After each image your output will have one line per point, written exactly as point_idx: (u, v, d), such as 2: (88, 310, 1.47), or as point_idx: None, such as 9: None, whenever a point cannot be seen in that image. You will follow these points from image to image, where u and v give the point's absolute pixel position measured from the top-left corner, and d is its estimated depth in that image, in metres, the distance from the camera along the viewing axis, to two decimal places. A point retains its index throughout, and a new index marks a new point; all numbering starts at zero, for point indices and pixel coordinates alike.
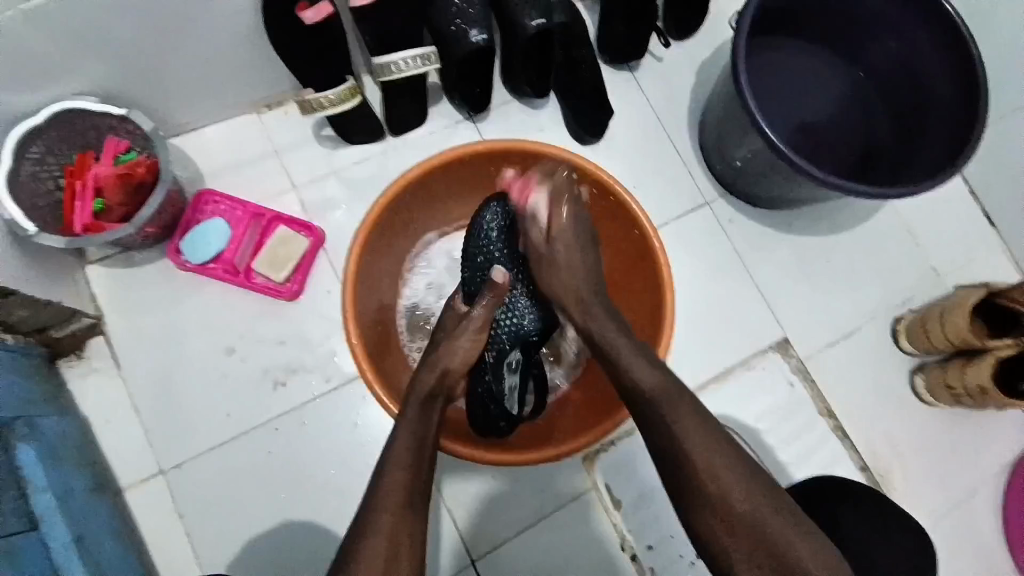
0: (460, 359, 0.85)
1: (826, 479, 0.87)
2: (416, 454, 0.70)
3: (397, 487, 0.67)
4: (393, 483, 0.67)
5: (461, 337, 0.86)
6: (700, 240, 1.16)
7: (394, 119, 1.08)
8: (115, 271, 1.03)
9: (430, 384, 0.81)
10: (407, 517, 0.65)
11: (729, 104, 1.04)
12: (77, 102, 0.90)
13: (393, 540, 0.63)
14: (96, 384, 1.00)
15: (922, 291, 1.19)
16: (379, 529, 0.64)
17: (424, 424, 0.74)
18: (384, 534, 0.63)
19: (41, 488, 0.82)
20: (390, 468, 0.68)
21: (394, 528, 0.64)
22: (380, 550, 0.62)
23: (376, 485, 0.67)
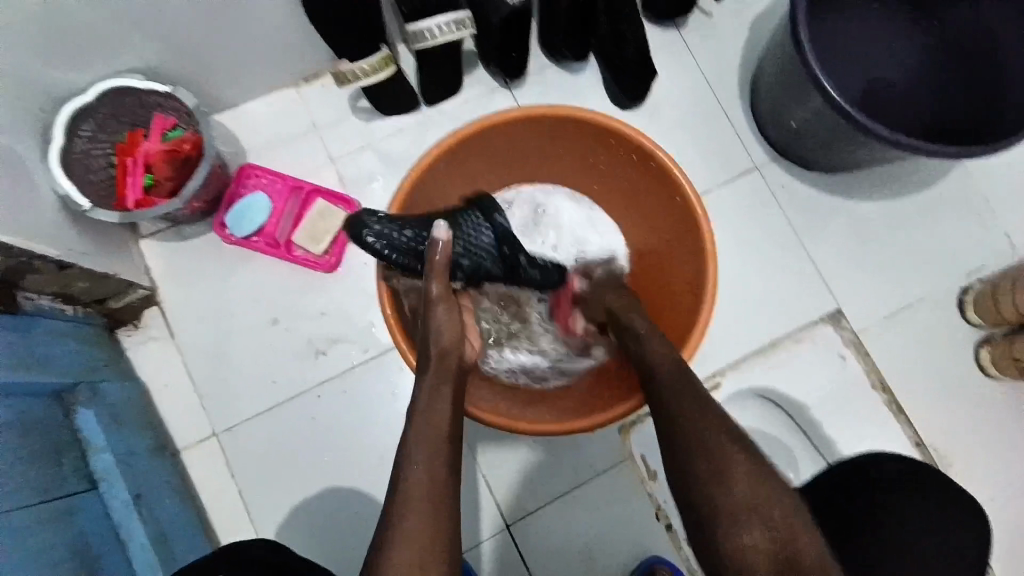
0: (451, 331, 0.78)
1: (867, 458, 0.81)
2: (430, 453, 0.66)
3: (419, 487, 0.64)
4: (415, 481, 0.64)
5: (438, 312, 0.78)
6: (747, 207, 1.11)
7: (429, 88, 1.06)
8: (165, 244, 1.07)
9: (435, 373, 0.74)
10: (429, 507, 0.63)
11: (786, 61, 0.98)
12: (125, 82, 0.93)
13: (420, 535, 0.61)
14: (152, 352, 1.05)
15: (992, 260, 1.11)
16: (401, 529, 0.61)
17: (433, 416, 0.70)
18: (408, 539, 0.60)
19: (101, 450, 0.88)
20: (413, 474, 0.65)
21: (424, 530, 0.61)
22: (413, 545, 0.60)
23: (396, 488, 0.64)
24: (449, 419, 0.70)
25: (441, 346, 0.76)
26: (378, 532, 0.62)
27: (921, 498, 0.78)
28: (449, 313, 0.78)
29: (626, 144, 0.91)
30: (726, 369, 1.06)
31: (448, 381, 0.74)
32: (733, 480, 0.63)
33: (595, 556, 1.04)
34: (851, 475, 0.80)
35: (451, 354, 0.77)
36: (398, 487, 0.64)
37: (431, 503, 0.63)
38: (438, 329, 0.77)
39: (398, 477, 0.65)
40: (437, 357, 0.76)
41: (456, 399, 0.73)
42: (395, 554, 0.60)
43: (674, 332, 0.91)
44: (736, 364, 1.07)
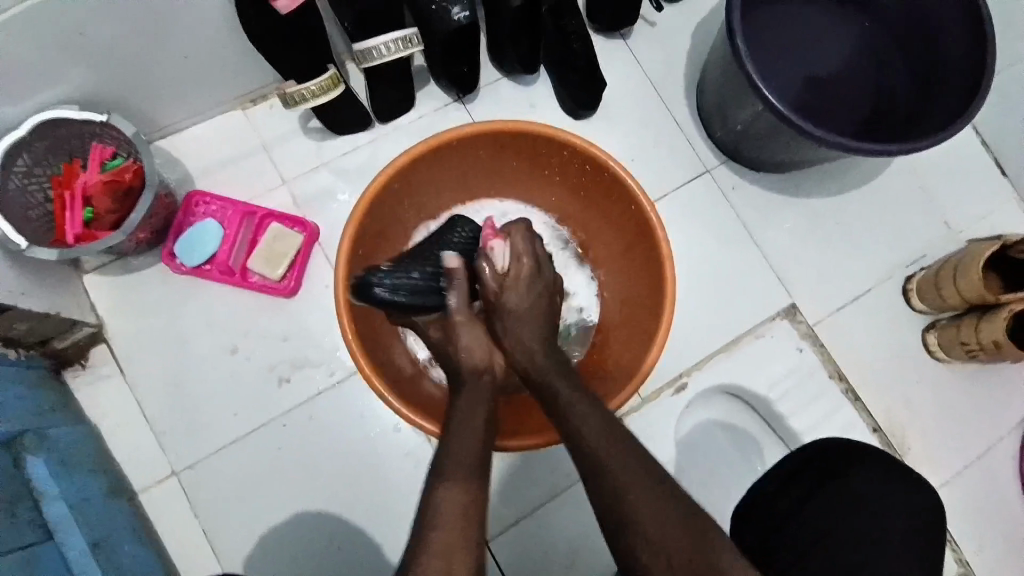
0: (475, 347, 0.83)
1: (831, 442, 0.83)
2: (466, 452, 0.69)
3: (455, 497, 0.64)
4: (447, 499, 0.63)
5: (461, 332, 0.84)
6: (703, 209, 1.13)
7: (381, 106, 1.06)
8: (113, 278, 1.03)
9: (470, 385, 0.79)
10: (469, 503, 0.64)
11: (727, 67, 1.01)
12: (58, 112, 0.88)
13: (460, 542, 0.61)
14: (104, 391, 1.00)
15: (933, 247, 1.16)
16: (432, 542, 0.60)
17: (470, 429, 0.72)
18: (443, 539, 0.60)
19: (54, 497, 0.83)
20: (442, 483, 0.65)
21: (462, 530, 0.61)
22: (452, 544, 0.60)
23: (430, 501, 0.64)
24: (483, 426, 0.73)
25: (471, 362, 0.82)
26: (415, 537, 0.62)
27: (874, 485, 0.80)
28: (473, 332, 0.84)
29: (578, 155, 0.93)
30: (692, 369, 1.08)
31: (482, 401, 0.77)
32: (637, 519, 0.62)
33: (577, 564, 1.04)
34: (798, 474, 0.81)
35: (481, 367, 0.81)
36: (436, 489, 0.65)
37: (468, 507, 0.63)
38: (466, 348, 0.83)
39: (432, 484, 0.65)
40: (469, 372, 0.81)
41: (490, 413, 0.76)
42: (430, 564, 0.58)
43: (638, 334, 0.92)
44: (700, 364, 1.09)
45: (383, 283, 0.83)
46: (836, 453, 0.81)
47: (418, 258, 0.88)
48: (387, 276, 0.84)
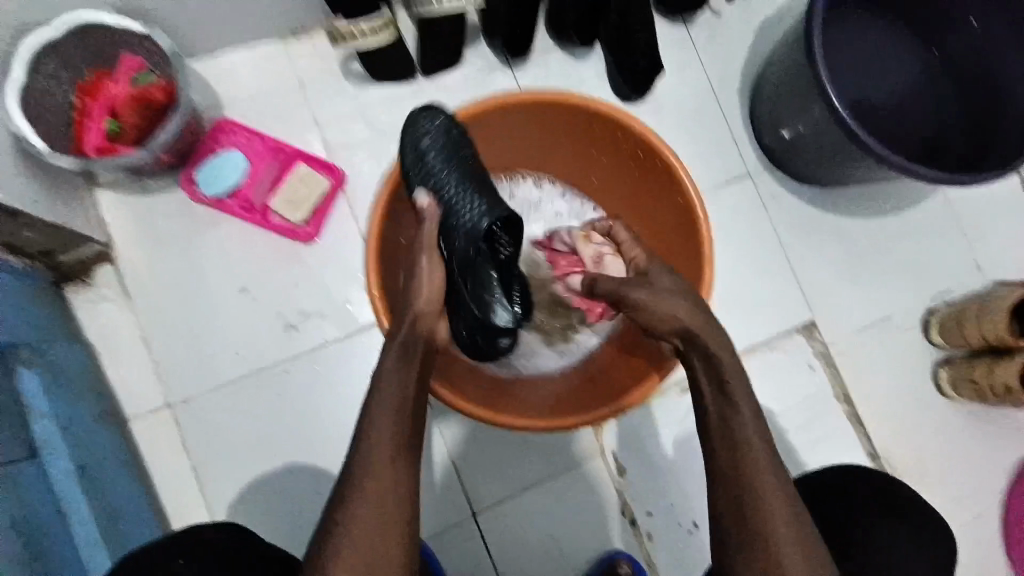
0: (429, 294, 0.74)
1: (874, 476, 0.83)
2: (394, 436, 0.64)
3: (372, 499, 0.60)
4: (368, 495, 0.60)
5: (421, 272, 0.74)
6: (738, 213, 1.11)
7: (428, 59, 1.01)
8: (126, 197, 0.98)
9: (406, 335, 0.71)
10: (387, 494, 0.61)
11: (791, 71, 0.97)
12: (98, 15, 0.84)
13: (372, 531, 0.59)
14: (105, 312, 0.97)
15: (959, 285, 1.15)
16: (347, 528, 0.59)
17: (400, 397, 0.66)
18: (362, 523, 0.59)
19: (42, 415, 0.81)
20: (365, 456, 0.62)
21: (372, 527, 0.60)
22: (359, 541, 0.59)
23: (353, 465, 0.62)
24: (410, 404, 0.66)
25: (418, 310, 0.73)
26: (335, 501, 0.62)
27: (907, 534, 0.78)
28: (433, 277, 0.75)
29: (632, 139, 0.89)
30: None
31: (415, 359, 0.70)
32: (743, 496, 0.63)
33: (559, 547, 1.04)
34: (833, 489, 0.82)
35: (423, 323, 0.73)
36: (356, 475, 0.62)
37: (386, 495, 0.61)
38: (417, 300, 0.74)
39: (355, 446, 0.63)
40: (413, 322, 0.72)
41: (422, 373, 0.69)
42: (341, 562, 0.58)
43: None
44: None
45: (431, 136, 0.80)
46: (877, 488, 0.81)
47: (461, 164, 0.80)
48: (438, 135, 0.81)
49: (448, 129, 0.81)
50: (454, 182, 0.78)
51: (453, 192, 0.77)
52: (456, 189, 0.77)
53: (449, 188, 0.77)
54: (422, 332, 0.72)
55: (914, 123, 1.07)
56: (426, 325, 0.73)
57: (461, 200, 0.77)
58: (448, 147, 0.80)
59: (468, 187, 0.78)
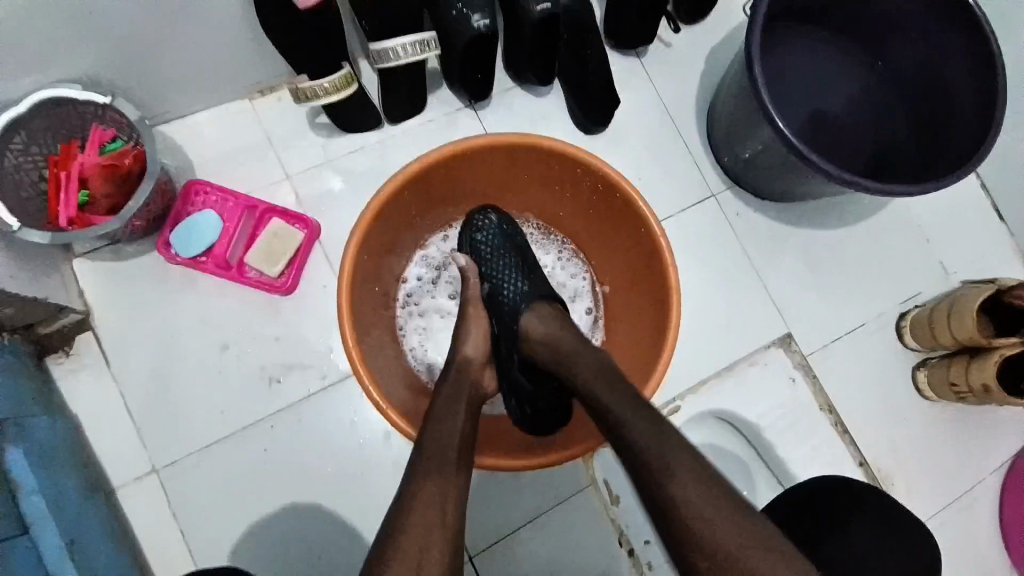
0: (476, 343, 0.86)
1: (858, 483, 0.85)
2: (440, 462, 0.68)
3: (418, 517, 0.64)
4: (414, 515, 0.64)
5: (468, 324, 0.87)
6: (705, 234, 1.13)
7: (391, 107, 1.04)
8: (103, 264, 0.99)
9: (457, 375, 0.81)
10: (431, 510, 0.64)
11: (740, 97, 1.01)
12: (61, 91, 0.85)
13: (419, 547, 0.62)
14: (86, 381, 0.97)
15: (928, 287, 1.17)
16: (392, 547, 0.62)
17: (450, 432, 0.72)
18: (413, 538, 0.62)
19: (30, 491, 0.81)
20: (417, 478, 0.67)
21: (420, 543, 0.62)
22: (405, 555, 0.61)
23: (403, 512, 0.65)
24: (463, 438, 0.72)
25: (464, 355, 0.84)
26: (388, 518, 0.65)
27: (874, 526, 0.81)
28: (478, 327, 0.87)
29: (590, 175, 0.92)
30: (685, 394, 1.08)
31: (461, 398, 0.77)
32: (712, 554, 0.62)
33: None
34: (804, 501, 0.84)
35: (470, 367, 0.83)
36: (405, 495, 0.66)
37: (438, 516, 0.64)
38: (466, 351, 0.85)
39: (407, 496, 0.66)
40: (460, 367, 0.83)
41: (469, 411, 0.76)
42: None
43: (642, 362, 0.91)
44: (695, 389, 1.09)
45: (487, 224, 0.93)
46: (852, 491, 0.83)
47: (509, 251, 0.91)
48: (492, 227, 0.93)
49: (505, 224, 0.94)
50: (502, 254, 0.91)
51: (504, 267, 0.89)
52: (507, 263, 0.90)
53: (501, 265, 0.90)
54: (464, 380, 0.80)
55: (865, 136, 1.11)
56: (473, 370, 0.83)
57: (504, 284, 0.88)
58: (502, 238, 0.92)
59: (505, 270, 0.89)
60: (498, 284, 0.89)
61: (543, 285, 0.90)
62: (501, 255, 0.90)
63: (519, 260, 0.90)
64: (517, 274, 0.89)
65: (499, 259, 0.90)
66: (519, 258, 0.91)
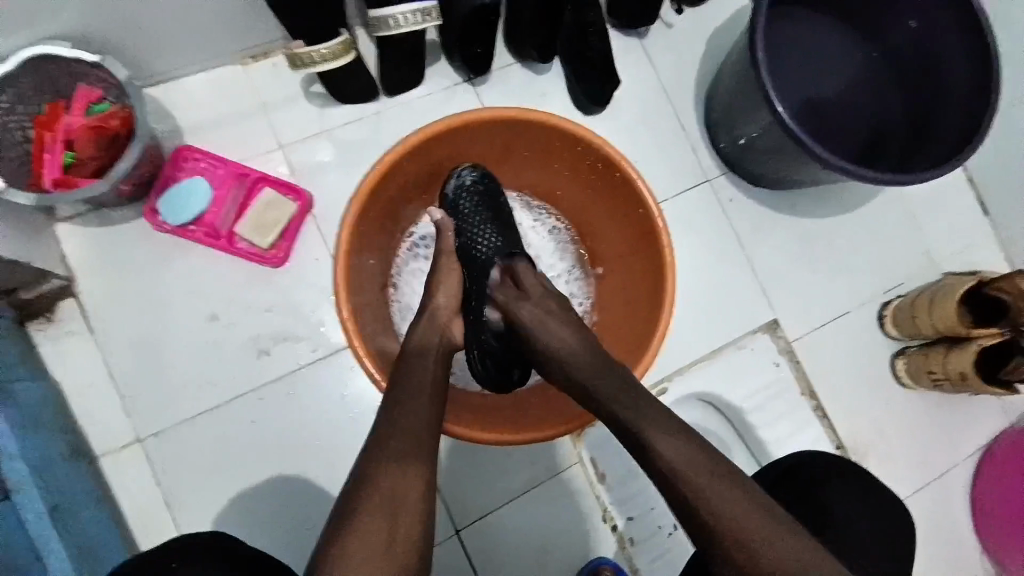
0: (448, 294, 0.86)
1: (846, 463, 0.87)
2: (412, 417, 0.69)
3: (390, 476, 0.64)
4: (385, 473, 0.64)
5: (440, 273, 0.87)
6: (699, 217, 1.14)
7: (389, 78, 1.02)
8: (88, 229, 0.97)
9: (426, 327, 0.81)
10: (399, 467, 0.64)
11: (741, 82, 1.01)
12: (49, 49, 0.81)
13: (386, 509, 0.62)
14: (70, 349, 0.95)
15: (913, 277, 1.20)
16: (363, 506, 0.62)
17: (415, 394, 0.71)
18: (378, 498, 0.62)
19: (13, 456, 0.79)
20: (378, 442, 0.67)
21: (391, 501, 0.62)
22: (377, 512, 0.61)
23: (367, 475, 0.64)
24: (428, 391, 0.72)
25: (435, 306, 0.84)
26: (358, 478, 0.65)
27: (853, 504, 0.83)
28: (450, 277, 0.87)
29: (590, 152, 0.92)
30: (674, 374, 1.10)
31: (428, 349, 0.78)
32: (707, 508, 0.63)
33: (543, 557, 1.05)
34: (797, 473, 0.84)
35: (440, 318, 0.83)
36: (372, 455, 0.66)
37: (403, 483, 0.64)
38: (435, 299, 0.85)
39: (370, 456, 0.66)
40: (431, 317, 0.83)
41: (439, 362, 0.77)
42: (356, 533, 0.60)
43: (635, 341, 0.93)
44: (683, 370, 1.10)
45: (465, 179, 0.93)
46: (834, 466, 0.85)
47: (487, 208, 0.92)
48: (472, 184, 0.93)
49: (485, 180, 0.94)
50: (474, 206, 0.92)
51: (477, 222, 0.90)
52: (481, 219, 0.91)
53: (474, 219, 0.91)
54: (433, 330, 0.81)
55: (859, 125, 1.12)
56: (443, 320, 0.83)
57: (479, 239, 0.89)
58: (481, 191, 0.93)
59: (481, 224, 0.90)
60: (472, 239, 0.90)
61: (511, 241, 0.91)
62: (474, 206, 0.92)
63: (487, 212, 0.92)
64: (494, 230, 0.90)
65: (470, 211, 0.91)
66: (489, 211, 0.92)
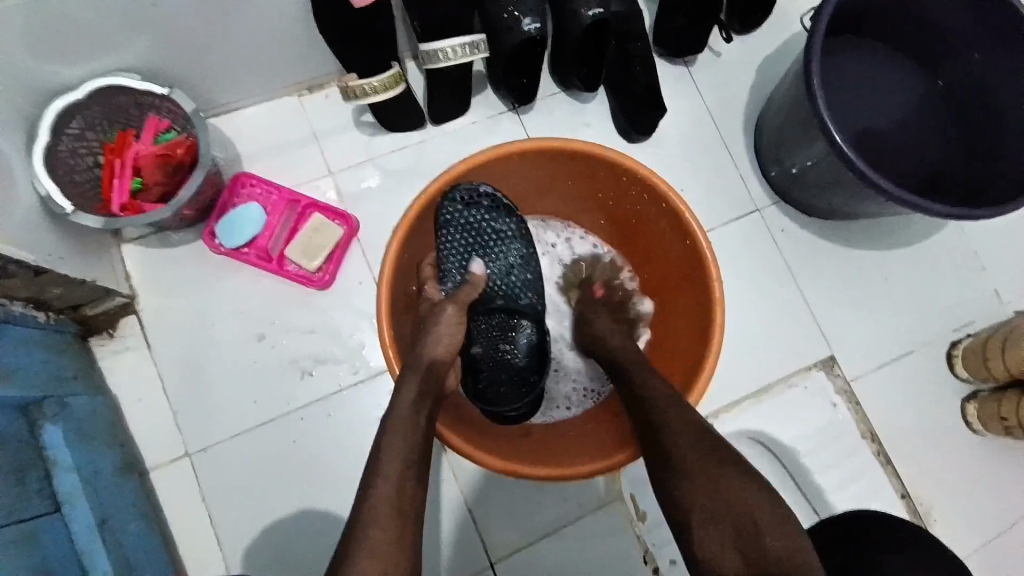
0: (446, 346, 0.80)
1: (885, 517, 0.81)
2: (407, 446, 0.67)
3: (388, 499, 0.63)
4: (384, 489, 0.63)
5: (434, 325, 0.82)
6: (748, 249, 1.11)
7: (435, 108, 1.04)
8: (150, 250, 1.02)
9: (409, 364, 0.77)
10: (400, 501, 0.63)
11: (794, 109, 0.98)
12: (118, 79, 0.88)
13: (387, 551, 0.60)
14: (127, 364, 0.99)
15: (982, 316, 1.12)
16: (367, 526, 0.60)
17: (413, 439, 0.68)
18: (378, 541, 0.60)
19: (66, 468, 0.82)
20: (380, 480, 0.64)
21: (386, 552, 0.59)
22: (380, 549, 0.59)
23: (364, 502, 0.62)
24: (414, 444, 0.68)
25: (434, 355, 0.79)
26: (357, 497, 0.64)
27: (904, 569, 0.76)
28: (451, 331, 0.82)
29: (636, 182, 0.90)
30: (720, 410, 1.05)
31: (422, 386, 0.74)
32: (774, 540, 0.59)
33: None
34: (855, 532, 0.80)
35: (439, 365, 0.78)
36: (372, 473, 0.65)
37: (403, 526, 0.62)
38: (437, 340, 0.80)
39: (368, 486, 0.64)
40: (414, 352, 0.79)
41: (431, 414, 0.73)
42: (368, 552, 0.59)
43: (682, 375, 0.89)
44: (730, 408, 1.06)
45: (459, 211, 0.91)
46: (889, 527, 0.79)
47: (481, 235, 0.92)
48: (466, 215, 0.91)
49: (495, 212, 0.93)
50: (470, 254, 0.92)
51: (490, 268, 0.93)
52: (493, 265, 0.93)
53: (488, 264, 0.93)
54: (427, 374, 0.76)
55: (921, 154, 1.07)
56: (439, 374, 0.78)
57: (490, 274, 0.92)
58: (472, 222, 0.91)
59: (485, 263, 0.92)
60: (465, 273, 0.90)
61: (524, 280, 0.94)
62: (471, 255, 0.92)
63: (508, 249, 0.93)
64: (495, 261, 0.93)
65: (456, 252, 0.91)
66: (498, 235, 0.93)
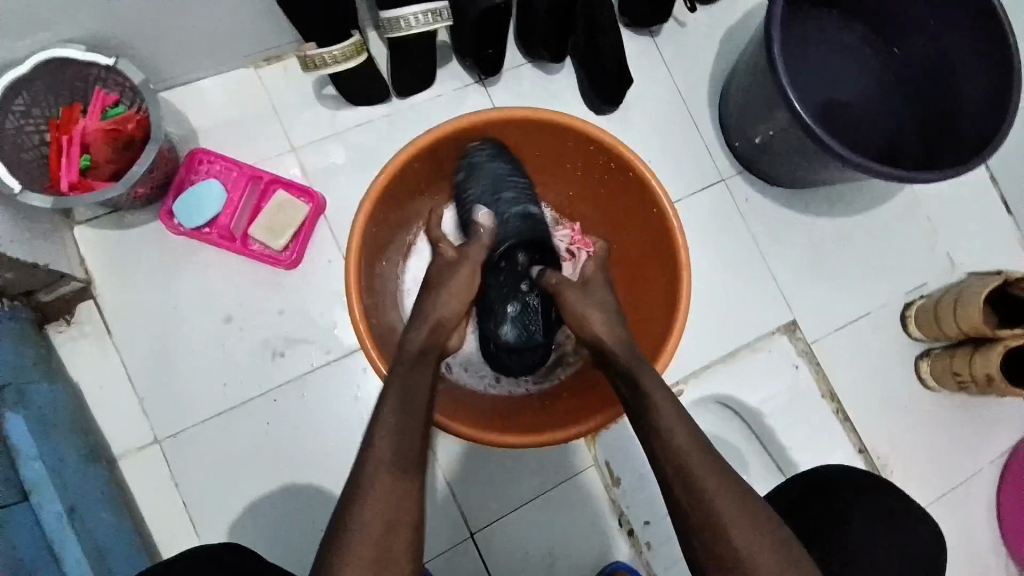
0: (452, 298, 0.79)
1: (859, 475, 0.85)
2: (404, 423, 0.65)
3: (386, 482, 0.60)
4: (376, 484, 0.60)
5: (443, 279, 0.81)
6: (715, 217, 1.13)
7: (400, 80, 1.02)
8: (104, 232, 0.98)
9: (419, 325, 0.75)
10: (392, 485, 0.61)
11: (757, 79, 0.99)
12: (63, 52, 0.83)
13: (380, 531, 0.59)
14: (87, 351, 0.96)
15: (934, 277, 1.17)
16: (356, 519, 0.59)
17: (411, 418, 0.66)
18: (370, 519, 0.59)
19: (30, 457, 0.80)
20: (372, 459, 0.62)
21: (381, 533, 0.59)
22: (369, 531, 0.58)
23: (356, 489, 0.60)
24: (416, 418, 0.66)
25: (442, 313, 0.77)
26: (351, 476, 0.62)
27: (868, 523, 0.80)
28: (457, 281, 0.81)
29: (604, 151, 0.91)
30: (687, 377, 1.08)
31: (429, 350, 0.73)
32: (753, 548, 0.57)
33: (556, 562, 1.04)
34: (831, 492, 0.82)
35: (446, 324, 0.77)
36: (364, 459, 0.62)
37: (393, 504, 0.60)
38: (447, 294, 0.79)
39: (360, 467, 0.62)
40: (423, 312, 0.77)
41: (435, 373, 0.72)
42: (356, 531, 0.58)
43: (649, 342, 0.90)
44: (698, 373, 1.09)
45: (480, 166, 0.93)
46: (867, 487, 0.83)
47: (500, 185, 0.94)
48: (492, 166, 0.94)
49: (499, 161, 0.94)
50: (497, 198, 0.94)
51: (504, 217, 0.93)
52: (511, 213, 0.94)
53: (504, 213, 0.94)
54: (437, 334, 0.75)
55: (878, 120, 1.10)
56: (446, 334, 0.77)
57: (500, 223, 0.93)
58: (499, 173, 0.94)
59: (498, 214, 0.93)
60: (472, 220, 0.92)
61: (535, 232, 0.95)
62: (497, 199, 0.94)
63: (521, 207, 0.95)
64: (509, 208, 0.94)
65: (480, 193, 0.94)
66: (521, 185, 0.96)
